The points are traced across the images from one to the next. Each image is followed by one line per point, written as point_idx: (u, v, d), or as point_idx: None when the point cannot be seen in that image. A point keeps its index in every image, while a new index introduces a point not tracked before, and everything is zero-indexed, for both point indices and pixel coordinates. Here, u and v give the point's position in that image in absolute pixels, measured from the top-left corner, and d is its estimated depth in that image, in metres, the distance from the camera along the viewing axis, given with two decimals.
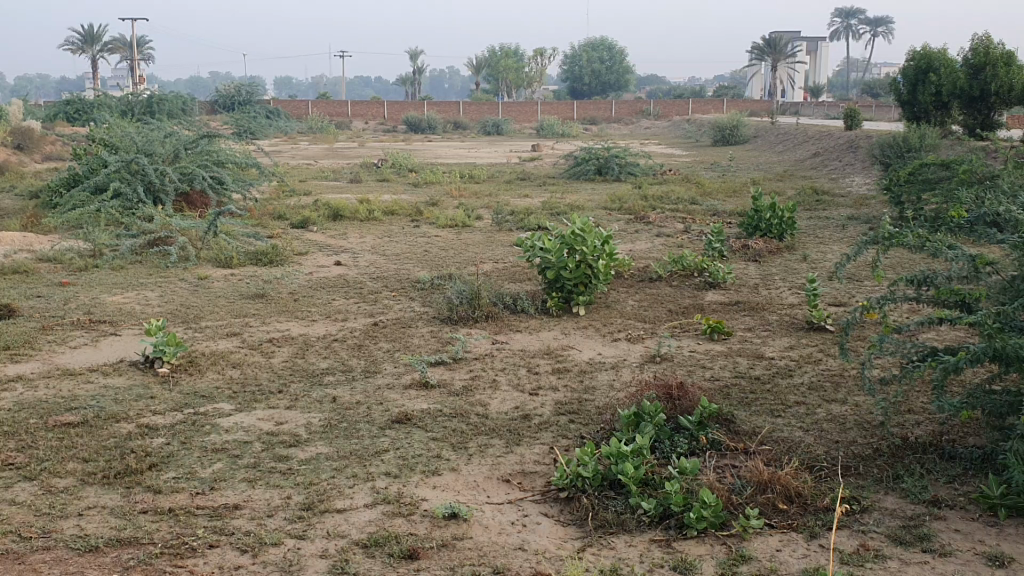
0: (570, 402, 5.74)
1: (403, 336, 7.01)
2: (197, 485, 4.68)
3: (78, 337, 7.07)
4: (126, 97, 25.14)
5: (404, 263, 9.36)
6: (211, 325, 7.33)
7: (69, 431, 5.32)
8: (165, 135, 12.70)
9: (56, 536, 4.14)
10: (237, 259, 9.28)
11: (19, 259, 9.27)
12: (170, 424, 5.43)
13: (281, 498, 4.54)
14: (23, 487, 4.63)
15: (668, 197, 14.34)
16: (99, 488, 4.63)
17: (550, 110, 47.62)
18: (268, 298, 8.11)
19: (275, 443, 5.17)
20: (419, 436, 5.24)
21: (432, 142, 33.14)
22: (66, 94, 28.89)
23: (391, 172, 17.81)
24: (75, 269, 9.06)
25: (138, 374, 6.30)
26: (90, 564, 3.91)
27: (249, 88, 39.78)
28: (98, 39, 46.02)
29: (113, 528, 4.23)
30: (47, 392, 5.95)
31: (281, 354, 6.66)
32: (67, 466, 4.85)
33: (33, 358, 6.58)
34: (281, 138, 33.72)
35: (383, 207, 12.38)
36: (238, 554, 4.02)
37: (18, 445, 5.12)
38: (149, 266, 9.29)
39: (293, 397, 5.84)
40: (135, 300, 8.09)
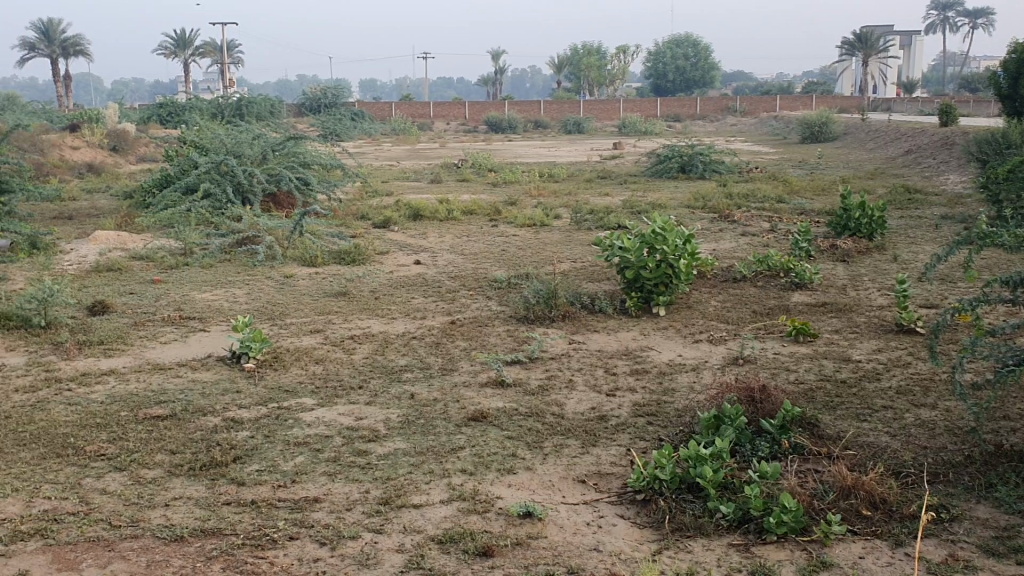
0: (649, 404, 5.67)
1: (480, 334, 7.04)
2: (278, 478, 4.78)
3: (168, 333, 7.31)
4: (216, 99, 25.91)
5: (483, 262, 9.40)
6: (293, 323, 7.49)
7: (158, 423, 5.51)
8: (253, 137, 13.04)
9: (144, 526, 4.28)
10: (321, 259, 9.47)
11: (113, 257, 9.63)
12: (254, 418, 5.57)
13: (359, 492, 4.61)
14: (114, 477, 4.80)
15: (752, 196, 14.05)
16: (185, 479, 4.78)
17: (633, 108, 47.26)
18: (349, 296, 8.24)
19: (354, 438, 5.25)
20: (495, 434, 5.25)
21: (513, 141, 33.25)
22: (159, 98, 29.87)
23: (472, 172, 17.92)
24: (166, 268, 9.36)
25: (224, 369, 6.47)
26: (175, 553, 4.03)
27: (335, 90, 40.54)
28: (190, 43, 47.44)
29: (198, 518, 4.35)
30: (138, 385, 6.17)
31: (361, 351, 6.76)
32: (155, 458, 5.02)
33: (126, 352, 6.83)
34: (365, 139, 34.28)
35: (463, 207, 12.45)
36: (317, 547, 4.08)
37: (110, 436, 5.32)
38: (237, 264, 9.55)
39: (372, 393, 5.92)
40: (223, 297, 8.32)
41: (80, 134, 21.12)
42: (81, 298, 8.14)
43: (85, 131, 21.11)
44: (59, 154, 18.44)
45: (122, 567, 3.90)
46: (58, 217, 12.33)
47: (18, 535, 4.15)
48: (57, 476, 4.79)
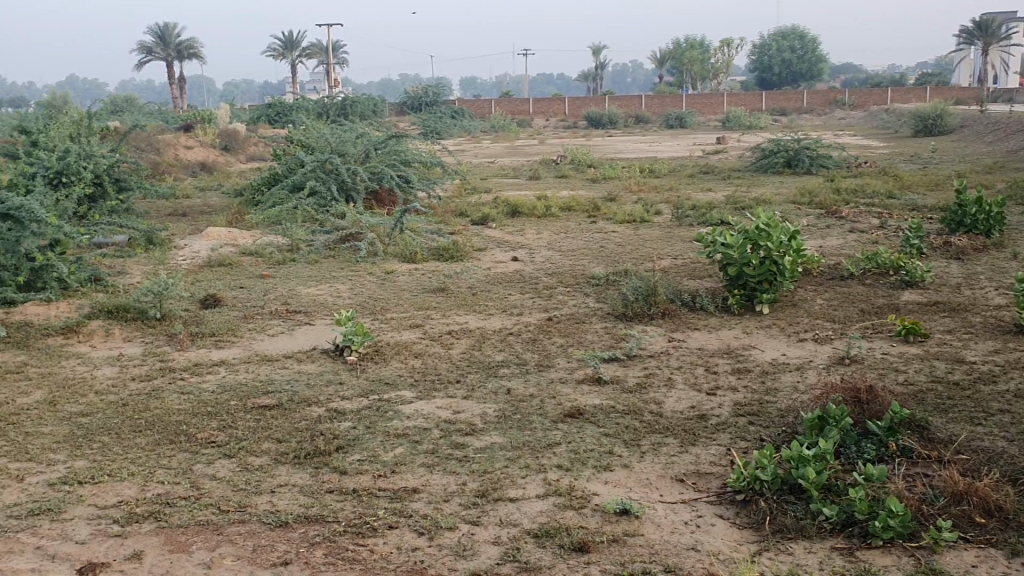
0: (750, 403, 5.57)
1: (578, 331, 7.03)
2: (378, 468, 4.88)
3: (275, 326, 7.55)
4: (322, 100, 26.58)
5: (580, 258, 9.38)
6: (394, 317, 7.63)
7: (265, 413, 5.70)
8: (357, 135, 13.34)
9: (251, 511, 4.43)
10: (421, 255, 9.63)
11: (224, 253, 10.00)
12: (356, 410, 5.70)
13: (456, 484, 4.66)
14: (224, 464, 4.99)
15: (861, 191, 13.60)
16: (290, 467, 4.93)
17: (736, 102, 46.36)
18: (448, 292, 8.34)
19: (452, 431, 5.31)
20: (592, 431, 5.24)
21: (613, 137, 33.04)
22: (268, 98, 30.82)
23: (571, 168, 17.89)
24: (274, 263, 9.67)
25: (327, 362, 6.64)
26: (280, 538, 4.16)
27: (436, 89, 41.08)
28: (297, 44, 48.78)
29: (302, 505, 4.48)
30: (246, 376, 6.39)
31: (459, 346, 6.83)
32: (262, 446, 5.19)
33: (235, 344, 7.08)
34: (465, 136, 34.63)
35: (562, 203, 12.44)
36: (415, 536, 4.15)
37: (220, 424, 5.52)
38: (341, 260, 9.79)
39: (469, 388, 5.98)
40: (327, 292, 8.53)
41: (195, 134, 21.98)
42: (194, 292, 8.48)
43: (199, 131, 21.96)
44: (174, 154, 19.23)
45: (229, 550, 4.05)
46: (173, 214, 12.87)
47: (134, 517, 4.35)
48: (170, 461, 5.01)
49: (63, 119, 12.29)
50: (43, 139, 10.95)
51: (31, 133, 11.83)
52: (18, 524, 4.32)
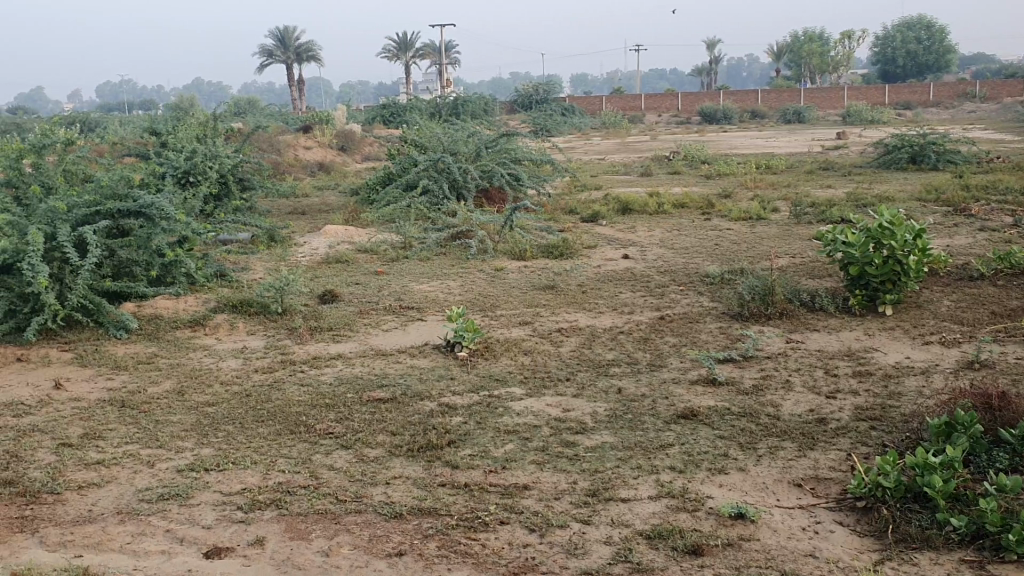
0: (872, 408, 5.37)
1: (691, 331, 6.92)
2: (490, 463, 4.92)
3: (389, 321, 7.70)
4: (436, 100, 26.98)
5: (693, 257, 9.23)
6: (505, 314, 7.68)
7: (380, 406, 5.82)
8: (468, 134, 13.48)
9: (366, 501, 4.53)
10: (531, 252, 9.66)
11: (341, 250, 10.26)
12: (468, 405, 5.76)
13: (567, 482, 4.66)
14: (341, 455, 5.12)
15: (993, 187, 12.94)
16: (404, 460, 5.02)
17: (858, 95, 44.78)
18: (558, 289, 8.33)
19: (563, 428, 5.31)
20: (705, 433, 5.15)
21: (728, 133, 32.39)
22: (383, 99, 31.49)
23: (684, 165, 17.64)
24: (388, 260, 9.87)
25: (440, 357, 6.73)
26: (395, 530, 4.25)
27: (547, 87, 41.17)
28: (411, 46, 49.72)
29: (415, 497, 4.55)
30: (361, 369, 6.54)
31: (569, 344, 6.82)
32: (377, 438, 5.30)
33: (351, 338, 7.26)
34: (576, 134, 34.57)
35: (674, 200, 12.27)
36: (526, 533, 4.17)
37: (337, 416, 5.67)
38: (452, 257, 9.91)
39: (580, 386, 5.97)
40: (439, 289, 8.66)
41: (313, 134, 22.63)
42: (313, 288, 8.73)
43: (317, 131, 22.61)
44: (294, 154, 19.86)
45: (346, 540, 4.15)
46: (293, 212, 13.29)
47: (257, 504, 4.51)
48: (290, 451, 5.17)
49: (191, 122, 12.84)
50: (173, 140, 11.47)
51: (161, 135, 12.40)
52: (150, 507, 4.54)
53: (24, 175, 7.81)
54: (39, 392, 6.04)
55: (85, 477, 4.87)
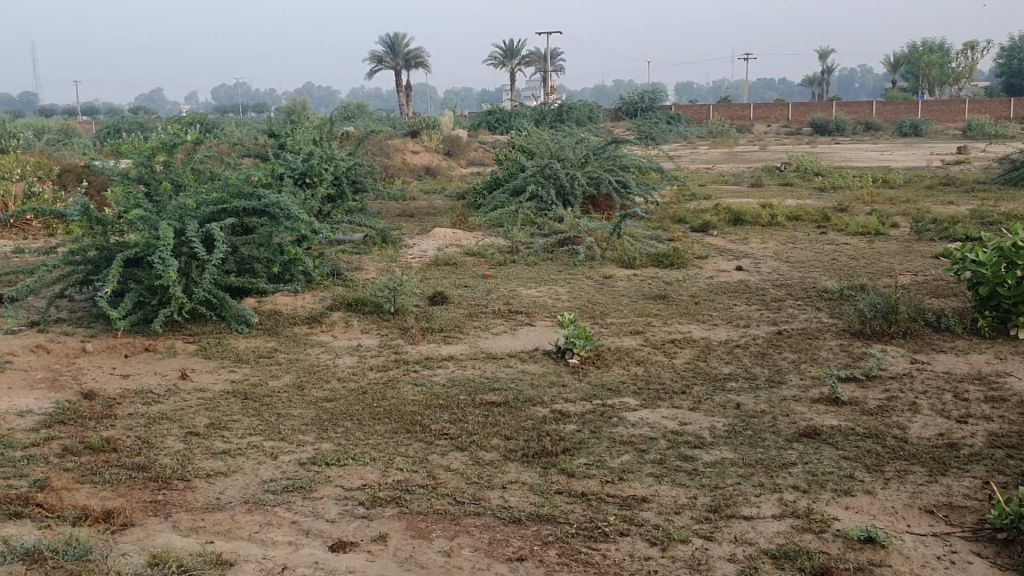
0: (1007, 435, 5.13)
1: (809, 347, 6.75)
2: (607, 474, 4.88)
3: (499, 325, 7.74)
4: (543, 106, 27.09)
5: (810, 271, 9.01)
6: (615, 322, 7.63)
7: (493, 409, 5.85)
8: (577, 141, 13.45)
9: (485, 504, 4.55)
10: (641, 261, 9.59)
11: (450, 253, 10.38)
12: (581, 413, 5.74)
13: (686, 497, 4.59)
14: (456, 456, 5.16)
15: None
16: (520, 464, 5.03)
17: (979, 109, 43.04)
18: (669, 299, 8.25)
19: (680, 442, 5.23)
20: (829, 453, 5.01)
21: (841, 145, 31.50)
22: (489, 105, 31.76)
23: (797, 177, 17.23)
24: (495, 264, 9.93)
25: (551, 363, 6.73)
26: (514, 534, 4.25)
27: (653, 94, 40.88)
28: (517, 53, 50.07)
29: (533, 503, 4.56)
30: (473, 372, 6.59)
31: (683, 356, 6.73)
32: (492, 442, 5.33)
33: (461, 340, 7.32)
34: (681, 142, 34.19)
35: (788, 212, 12.00)
36: (647, 546, 4.12)
37: (451, 417, 5.73)
38: (560, 263, 9.90)
39: (696, 399, 5.88)
40: (548, 294, 8.67)
41: (420, 139, 23.02)
42: (424, 289, 8.85)
43: (424, 137, 22.95)
44: (401, 158, 20.22)
45: (467, 541, 4.18)
46: (402, 215, 13.51)
47: (378, 501, 4.59)
48: (407, 450, 5.24)
49: (307, 124, 13.17)
50: (290, 141, 11.76)
51: (278, 136, 12.74)
52: (275, 498, 4.64)
53: (155, 173, 8.09)
54: (166, 381, 6.26)
55: (212, 466, 5.00)
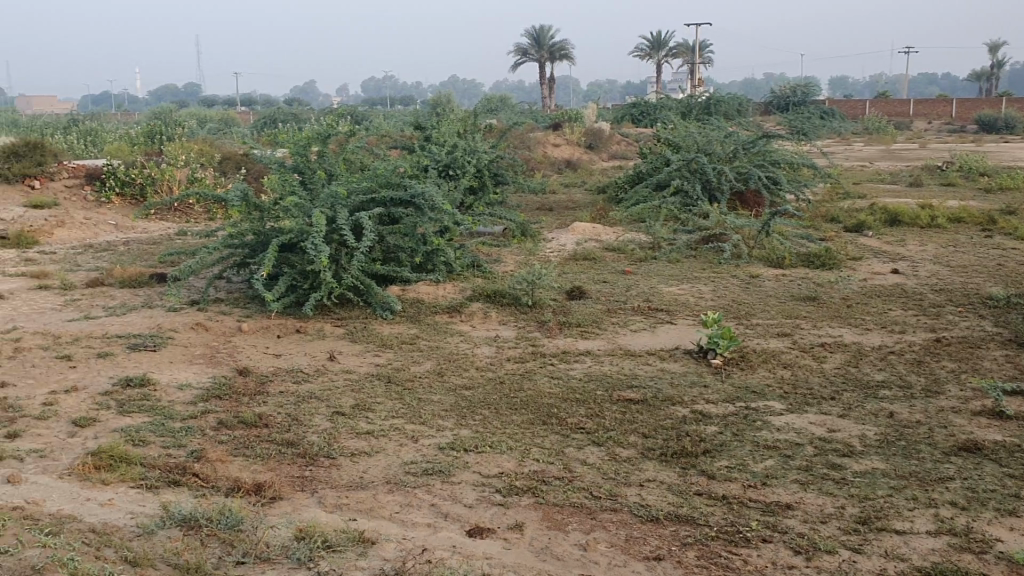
0: None
1: (971, 357, 6.36)
2: (749, 478, 4.75)
3: (639, 322, 7.64)
4: (690, 100, 26.63)
5: (974, 276, 8.50)
6: (760, 323, 7.40)
7: (631, 406, 5.78)
8: (725, 136, 13.14)
9: (622, 501, 4.50)
10: (789, 261, 9.28)
11: (590, 247, 10.34)
12: (723, 415, 5.60)
13: (833, 507, 4.40)
14: (593, 451, 5.12)
15: None
16: (658, 463, 4.95)
17: None
18: (819, 302, 7.94)
19: (827, 450, 5.03)
20: (991, 469, 4.70)
21: (1009, 143, 29.66)
22: (634, 98, 31.47)
23: (961, 177, 16.31)
24: (637, 260, 9.83)
25: (692, 363, 6.59)
26: (652, 533, 4.19)
27: (805, 89, 39.56)
28: (665, 45, 49.40)
29: (671, 503, 4.47)
30: (612, 368, 6.53)
31: (833, 360, 6.47)
32: (630, 439, 5.26)
33: (601, 336, 7.27)
34: (833, 137, 32.96)
35: (950, 213, 11.36)
36: (791, 554, 3.98)
37: (589, 412, 5.69)
38: (704, 261, 9.71)
39: (845, 406, 5.64)
40: (690, 292, 8.51)
41: (562, 132, 23.04)
42: (563, 283, 8.85)
43: (568, 129, 22.96)
44: (543, 151, 20.29)
45: (603, 536, 4.15)
46: (542, 208, 13.55)
47: (515, 490, 4.61)
48: (544, 441, 5.25)
49: (453, 117, 13.37)
50: (437, 133, 11.96)
51: (424, 127, 12.99)
52: (415, 480, 4.72)
53: (310, 162, 8.40)
54: (314, 362, 6.47)
55: (356, 446, 5.13)
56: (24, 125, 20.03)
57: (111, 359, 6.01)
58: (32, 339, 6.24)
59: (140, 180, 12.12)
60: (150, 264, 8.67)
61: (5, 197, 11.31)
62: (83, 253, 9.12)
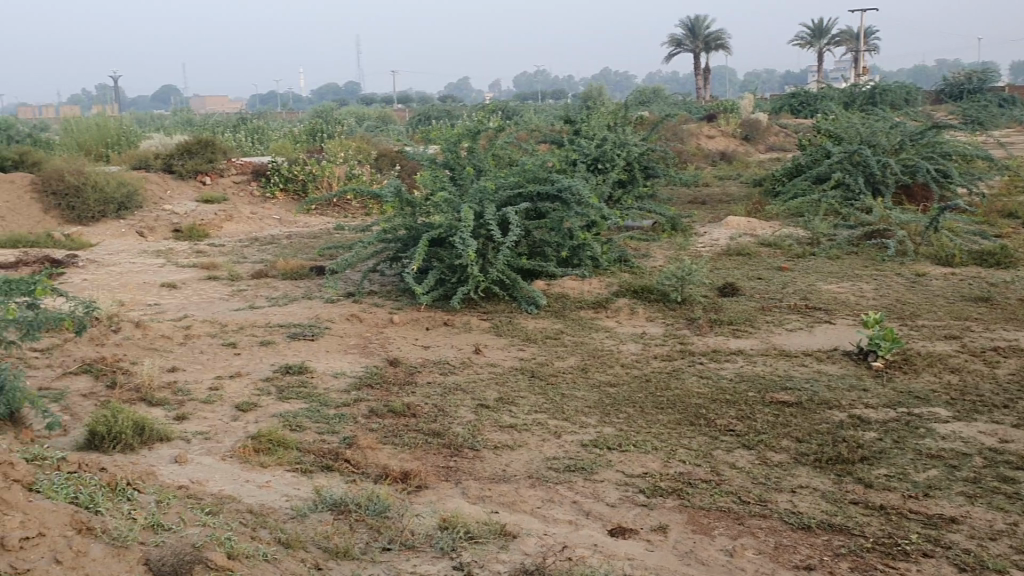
0: None
1: None
2: (910, 488, 4.48)
3: (794, 321, 7.36)
4: (854, 89, 25.48)
5: None
6: (927, 325, 6.98)
7: (784, 409, 5.57)
8: (891, 126, 12.48)
9: (772, 507, 4.34)
10: (960, 258, 8.72)
11: (743, 242, 10.05)
12: (883, 421, 5.31)
13: (1005, 523, 4.09)
14: (743, 454, 4.97)
15: None
16: (811, 469, 4.74)
17: None
18: (993, 303, 7.42)
19: (999, 462, 4.69)
20: None
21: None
22: (793, 88, 30.40)
23: None
24: (793, 256, 9.47)
25: (850, 365, 6.29)
26: (803, 541, 4.02)
27: (981, 75, 37.13)
28: (826, 33, 47.49)
29: (824, 511, 4.28)
30: (764, 368, 6.32)
31: (1007, 366, 6.03)
32: (781, 443, 5.07)
33: (753, 335, 7.04)
34: (1013, 126, 30.80)
35: None
36: (955, 571, 3.72)
37: (739, 414, 5.53)
38: (865, 258, 9.26)
39: (1021, 416, 5.24)
40: (850, 291, 8.13)
41: (717, 124, 22.51)
42: (713, 279, 8.63)
43: (722, 122, 22.43)
44: (695, 144, 19.88)
45: (751, 543, 4.00)
46: (694, 201, 13.28)
47: (659, 491, 4.52)
48: (691, 442, 5.12)
49: (604, 110, 13.28)
50: (587, 127, 11.91)
51: (574, 122, 12.97)
52: (557, 476, 4.71)
53: (460, 158, 8.52)
54: (462, 354, 6.57)
55: (500, 438, 5.17)
56: (199, 124, 21.32)
57: (272, 347, 6.27)
58: (201, 326, 6.59)
59: (302, 177, 12.66)
60: (309, 257, 9.03)
61: (181, 192, 12.07)
62: (249, 246, 9.61)
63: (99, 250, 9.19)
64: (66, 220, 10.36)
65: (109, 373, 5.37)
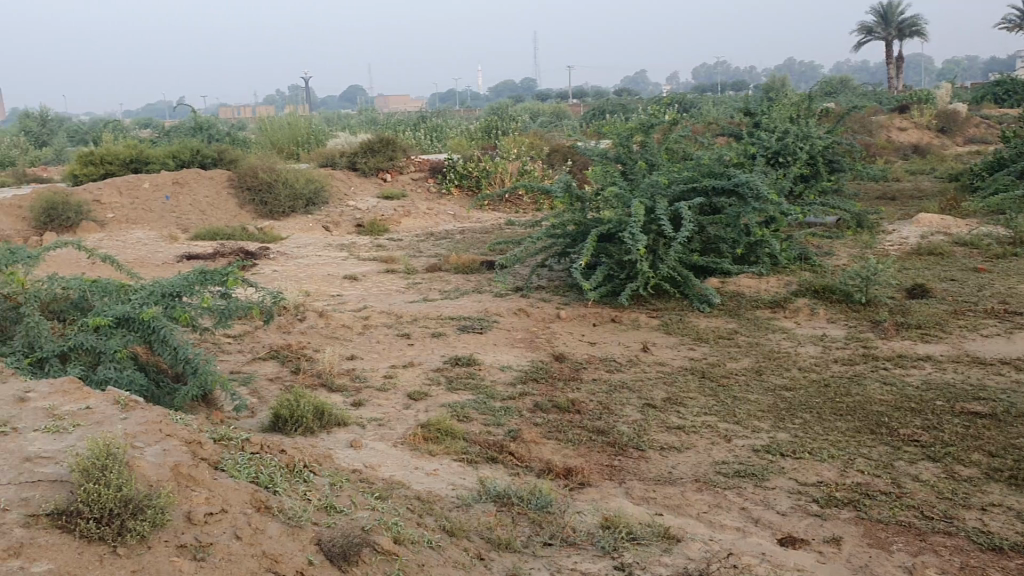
0: None
1: None
2: None
3: (991, 326, 6.85)
4: None
5: None
6: None
7: (976, 421, 5.19)
8: None
9: (959, 524, 4.06)
10: None
11: (936, 241, 9.44)
12: None
13: None
14: (928, 467, 4.67)
15: None
16: (1006, 487, 4.40)
17: None
18: None
19: None
20: None
21: None
22: (997, 77, 28.31)
23: None
24: (993, 256, 8.81)
25: None
26: (993, 564, 3.73)
27: None
28: None
29: (1019, 533, 3.96)
30: (956, 376, 5.91)
31: None
32: (971, 457, 4.73)
33: (944, 340, 6.61)
34: None
35: None
36: None
37: (925, 423, 5.20)
38: None
39: None
40: None
41: (909, 116, 21.28)
42: (901, 280, 8.16)
43: (916, 113, 21.19)
44: (885, 136, 18.89)
45: (934, 561, 3.75)
46: (881, 197, 12.61)
47: (833, 501, 4.31)
48: (870, 452, 4.86)
49: (785, 102, 12.80)
50: (766, 119, 11.52)
51: (752, 114, 12.59)
52: (726, 480, 4.57)
53: (631, 152, 8.42)
54: (628, 353, 6.50)
55: (666, 440, 5.04)
56: (381, 123, 22.16)
57: (443, 339, 6.39)
58: (378, 317, 6.83)
59: (477, 173, 12.92)
60: (481, 251, 9.20)
61: (363, 187, 12.59)
62: (425, 240, 9.91)
63: (287, 243, 9.72)
64: (258, 214, 11.03)
65: (293, 360, 5.66)
